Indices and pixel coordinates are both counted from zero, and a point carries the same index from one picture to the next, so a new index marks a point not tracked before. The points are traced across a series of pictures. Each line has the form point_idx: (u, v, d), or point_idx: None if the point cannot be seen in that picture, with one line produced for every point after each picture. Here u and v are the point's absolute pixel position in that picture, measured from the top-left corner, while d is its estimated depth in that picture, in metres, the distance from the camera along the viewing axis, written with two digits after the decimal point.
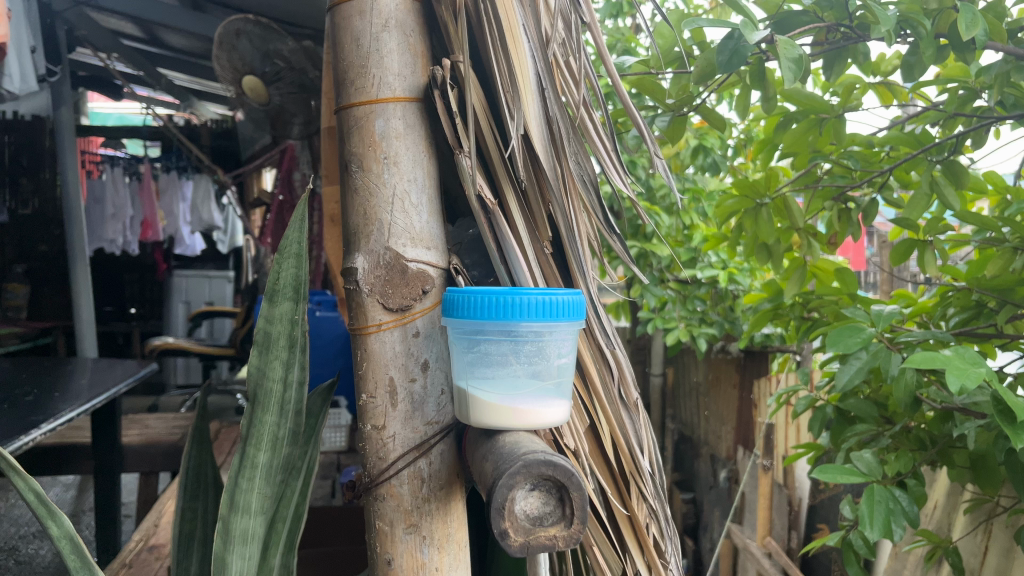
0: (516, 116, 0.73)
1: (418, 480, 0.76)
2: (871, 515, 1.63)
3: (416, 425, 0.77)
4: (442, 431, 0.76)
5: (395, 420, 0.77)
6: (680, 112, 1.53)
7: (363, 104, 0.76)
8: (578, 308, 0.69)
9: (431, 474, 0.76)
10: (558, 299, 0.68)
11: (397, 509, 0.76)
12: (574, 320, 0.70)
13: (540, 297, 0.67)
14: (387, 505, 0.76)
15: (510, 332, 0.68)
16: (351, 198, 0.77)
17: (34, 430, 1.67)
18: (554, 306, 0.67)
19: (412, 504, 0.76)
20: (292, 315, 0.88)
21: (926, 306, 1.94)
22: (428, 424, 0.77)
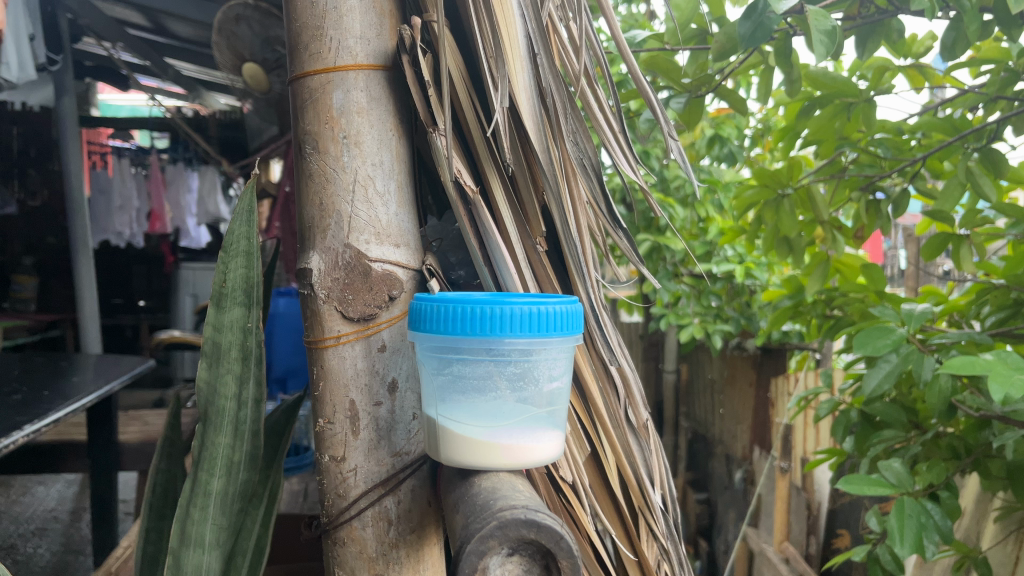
0: (500, 86, 0.60)
1: (385, 524, 0.64)
2: (901, 529, 1.48)
3: (382, 457, 0.64)
4: (414, 465, 0.64)
5: (359, 450, 0.64)
6: (697, 93, 1.40)
7: (319, 72, 0.64)
8: (575, 321, 0.57)
9: (402, 516, 0.64)
10: (549, 308, 0.55)
11: (362, 556, 0.64)
12: (570, 334, 0.58)
13: (527, 307, 0.54)
14: (352, 549, 0.64)
15: (491, 349, 0.55)
16: (305, 185, 0.65)
17: (18, 431, 1.52)
18: (545, 317, 0.55)
19: (379, 551, 0.64)
20: (244, 323, 0.75)
21: (958, 305, 1.78)
22: (398, 454, 0.65)
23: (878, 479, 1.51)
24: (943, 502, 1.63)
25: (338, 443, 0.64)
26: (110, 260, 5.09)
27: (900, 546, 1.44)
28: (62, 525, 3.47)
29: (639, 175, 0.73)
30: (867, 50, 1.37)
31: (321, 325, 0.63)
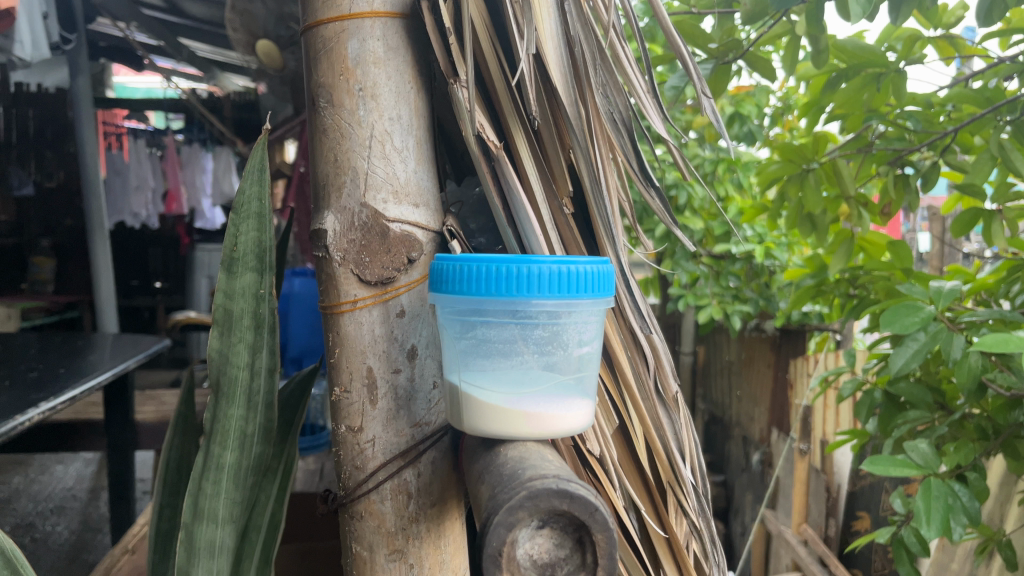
0: (526, 34, 0.56)
1: (406, 497, 0.61)
2: (927, 510, 1.44)
3: (401, 428, 0.62)
4: (435, 436, 0.61)
5: (377, 421, 0.61)
6: (725, 59, 1.37)
7: (332, 21, 0.60)
8: (607, 282, 0.54)
9: (422, 488, 0.61)
10: (578, 266, 0.52)
11: (380, 532, 0.61)
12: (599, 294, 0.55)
13: (556, 265, 0.51)
14: (370, 523, 0.61)
15: (515, 311, 0.52)
16: (319, 141, 0.62)
17: (32, 409, 1.51)
18: (573, 275, 0.51)
19: (399, 525, 0.61)
20: (256, 289, 0.72)
21: (987, 283, 1.71)
22: (418, 425, 0.62)
23: (904, 459, 1.47)
24: (971, 484, 1.59)
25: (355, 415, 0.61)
26: (125, 241, 5.08)
27: (926, 528, 1.40)
28: (80, 503, 3.48)
29: (669, 131, 0.70)
30: (901, 16, 1.32)
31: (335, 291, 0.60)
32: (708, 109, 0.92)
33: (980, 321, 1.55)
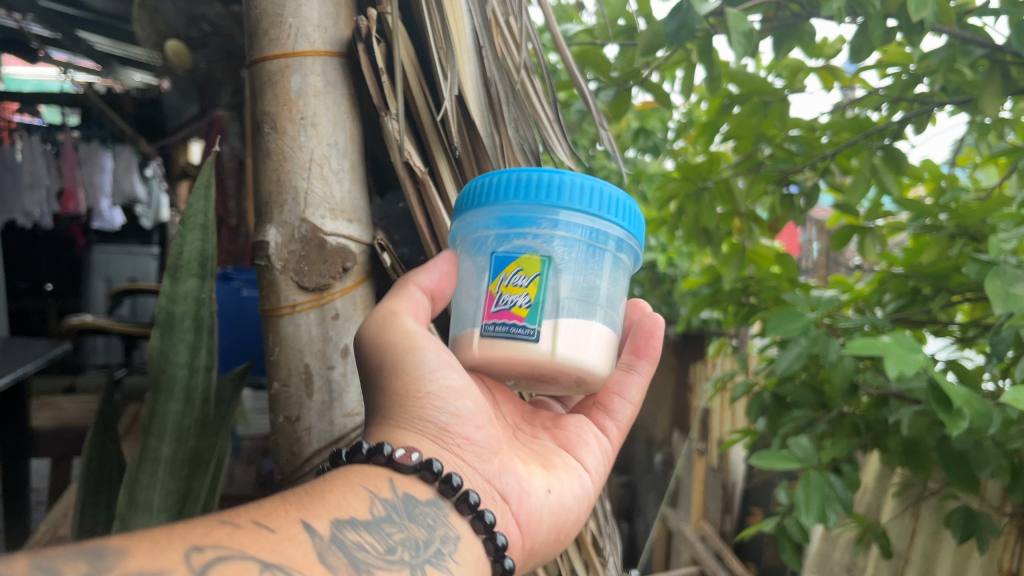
0: (449, 77, 0.75)
1: (575, 477, 0.88)
2: (807, 501, 1.57)
3: (580, 437, 0.95)
4: (645, 382, 1.02)
5: (580, 439, 0.94)
6: (625, 85, 1.51)
7: (277, 57, 0.74)
8: (505, 184, 0.77)
9: (530, 464, 0.84)
10: (562, 176, 0.77)
11: (546, 504, 0.81)
12: (497, 218, 0.79)
13: (490, 180, 0.78)
14: (570, 518, 0.85)
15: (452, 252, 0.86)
16: (263, 163, 0.75)
17: None
18: (557, 183, 0.77)
19: (552, 501, 0.82)
20: (198, 293, 0.82)
21: (862, 293, 1.85)
22: (604, 432, 0.98)
23: (787, 454, 1.60)
24: (845, 475, 1.74)
25: (540, 448, 0.90)
26: None
27: (806, 516, 1.54)
28: None
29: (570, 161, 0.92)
30: (782, 51, 1.47)
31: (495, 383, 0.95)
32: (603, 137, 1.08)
33: (853, 327, 1.71)
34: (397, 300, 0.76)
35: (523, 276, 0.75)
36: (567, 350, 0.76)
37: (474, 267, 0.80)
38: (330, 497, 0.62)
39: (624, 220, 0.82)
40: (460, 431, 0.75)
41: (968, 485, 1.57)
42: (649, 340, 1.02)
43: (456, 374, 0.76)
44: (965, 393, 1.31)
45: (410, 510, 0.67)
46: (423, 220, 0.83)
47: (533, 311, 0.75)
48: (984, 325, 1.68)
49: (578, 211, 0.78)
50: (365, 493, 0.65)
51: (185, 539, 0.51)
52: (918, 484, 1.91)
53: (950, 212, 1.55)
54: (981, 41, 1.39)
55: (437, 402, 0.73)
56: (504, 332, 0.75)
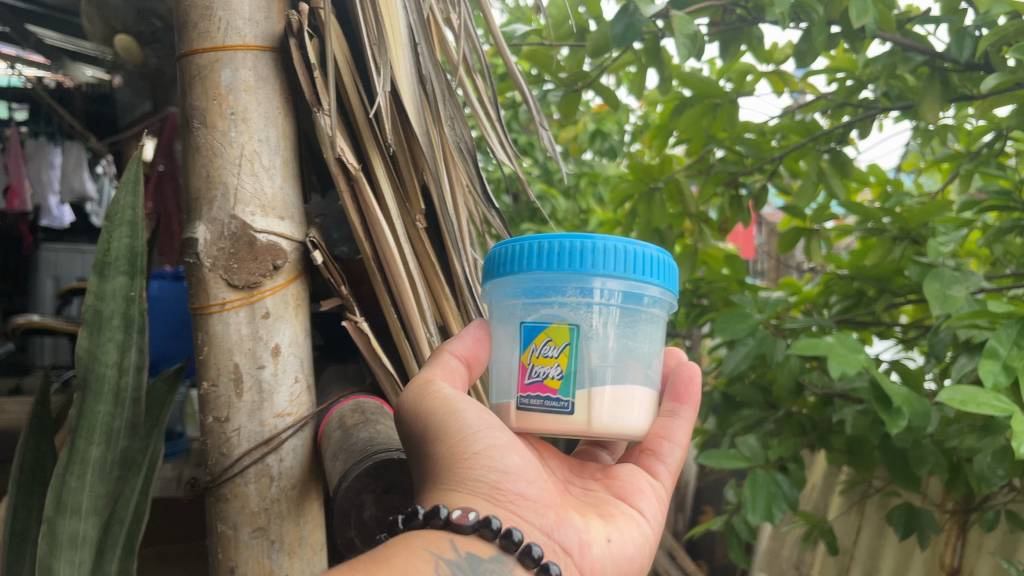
0: (382, 71, 0.76)
1: (633, 525, 0.78)
2: (753, 499, 1.59)
3: (634, 486, 0.85)
4: (689, 427, 0.91)
5: (634, 486, 0.85)
6: (574, 87, 1.53)
7: (207, 51, 0.74)
8: (530, 257, 0.77)
9: (588, 514, 0.75)
10: (596, 241, 0.76)
11: (610, 554, 0.73)
12: (526, 286, 0.79)
13: (520, 247, 0.78)
14: (634, 565, 0.76)
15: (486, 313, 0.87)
16: (192, 158, 0.75)
17: None
18: (592, 249, 0.76)
19: (614, 550, 0.73)
20: (127, 291, 0.80)
21: (809, 295, 1.87)
22: (656, 477, 0.88)
23: (735, 453, 1.61)
24: (792, 474, 1.77)
25: (595, 500, 0.81)
26: None
27: (752, 514, 1.55)
28: None
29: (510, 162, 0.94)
30: (728, 55, 1.49)
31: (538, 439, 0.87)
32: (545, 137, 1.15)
33: (800, 328, 1.74)
34: (432, 373, 0.74)
35: (552, 347, 0.75)
36: (601, 416, 0.76)
37: (504, 334, 0.81)
38: (396, 560, 0.59)
39: (660, 277, 0.81)
40: (514, 487, 0.69)
41: (910, 483, 1.60)
42: (689, 386, 0.92)
43: (502, 431, 0.71)
44: (904, 392, 1.33)
45: (475, 567, 0.61)
46: (358, 218, 0.83)
47: (565, 382, 0.74)
48: (926, 326, 1.72)
49: (611, 275, 0.77)
50: (429, 554, 0.60)
51: None
52: (863, 482, 1.94)
53: (893, 216, 1.58)
54: (922, 48, 1.42)
55: (484, 462, 0.68)
56: (539, 405, 0.75)
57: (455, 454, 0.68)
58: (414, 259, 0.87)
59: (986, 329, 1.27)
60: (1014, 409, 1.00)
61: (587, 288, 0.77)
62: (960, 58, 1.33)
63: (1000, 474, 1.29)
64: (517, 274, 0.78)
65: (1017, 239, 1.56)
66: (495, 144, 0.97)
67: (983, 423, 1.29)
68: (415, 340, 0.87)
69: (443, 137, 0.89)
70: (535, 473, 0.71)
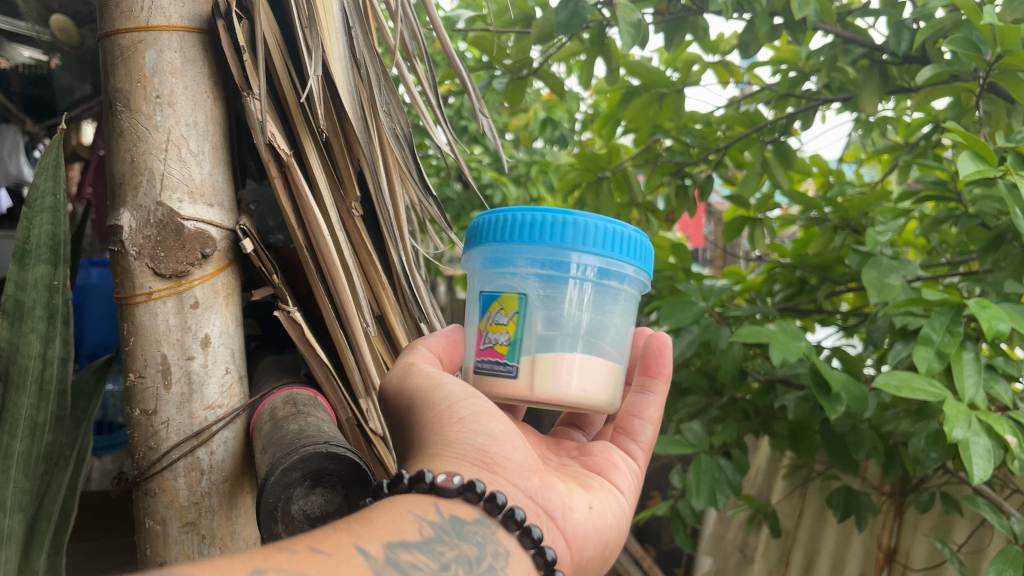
0: (313, 54, 0.74)
1: (611, 497, 0.79)
2: (697, 485, 1.60)
3: (609, 461, 0.85)
4: (661, 402, 0.92)
5: (609, 461, 0.85)
6: (519, 74, 1.52)
7: (130, 31, 0.72)
8: (496, 228, 0.78)
9: (570, 484, 0.76)
10: (573, 217, 0.76)
11: (591, 521, 0.73)
12: (492, 256, 0.80)
13: (492, 217, 0.79)
14: (613, 535, 0.76)
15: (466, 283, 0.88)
16: (116, 142, 0.72)
17: None
18: (568, 224, 0.76)
19: (596, 518, 0.74)
20: (49, 281, 0.77)
21: (753, 283, 1.89)
22: (631, 454, 0.89)
23: (680, 440, 1.62)
24: (735, 460, 1.79)
25: (573, 471, 0.82)
26: None
27: (696, 500, 1.57)
28: None
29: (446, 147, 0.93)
30: (673, 45, 1.50)
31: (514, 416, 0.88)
32: (486, 126, 1.14)
33: (744, 316, 1.76)
34: (412, 359, 0.78)
35: (502, 314, 0.76)
36: (556, 383, 0.76)
37: (472, 301, 0.83)
38: (379, 521, 0.55)
39: (635, 257, 0.80)
40: (501, 450, 0.68)
41: (848, 466, 1.63)
42: (660, 358, 0.92)
43: (487, 403, 0.72)
44: (843, 378, 1.36)
45: (458, 529, 0.58)
46: (291, 205, 0.81)
47: (513, 347, 0.76)
48: (865, 314, 1.75)
49: (586, 251, 0.77)
50: (412, 516, 0.57)
51: (243, 563, 0.45)
52: (805, 466, 1.98)
53: (835, 206, 1.60)
54: (862, 40, 1.44)
55: (470, 426, 0.69)
56: (489, 369, 0.76)
57: (441, 419, 0.69)
58: (349, 247, 0.86)
59: (921, 316, 1.30)
60: (946, 394, 1.03)
61: (561, 262, 0.77)
62: (898, 51, 1.36)
63: (933, 457, 1.33)
64: (483, 244, 0.80)
65: (952, 228, 1.60)
66: (434, 132, 0.96)
67: (918, 408, 1.32)
68: (351, 331, 0.86)
69: (380, 123, 0.88)
70: (520, 443, 0.72)
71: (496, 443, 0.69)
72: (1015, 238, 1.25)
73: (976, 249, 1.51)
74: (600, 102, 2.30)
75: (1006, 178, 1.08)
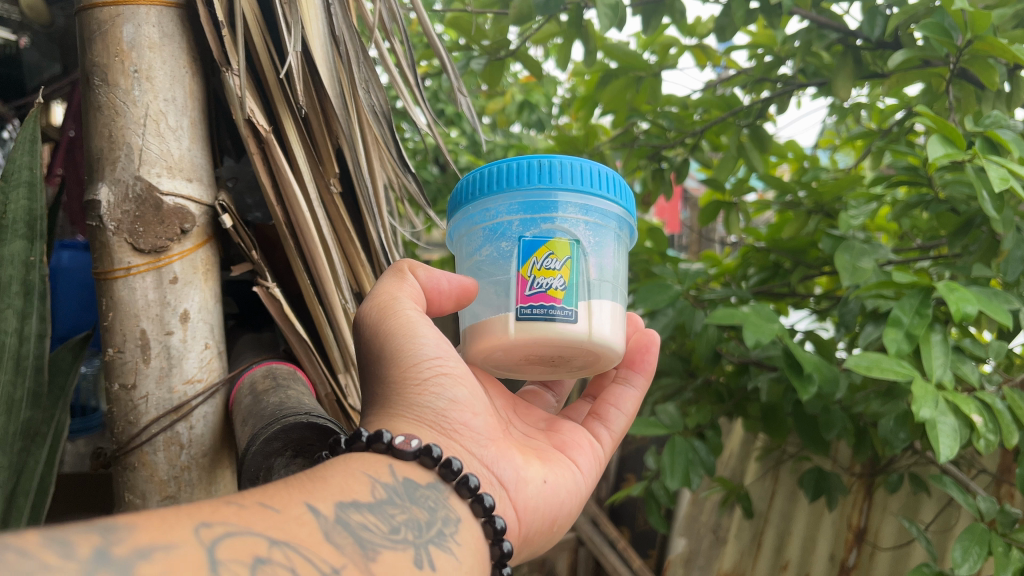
0: (291, 31, 0.74)
1: (568, 472, 0.80)
2: (672, 464, 1.62)
3: (575, 441, 0.87)
4: (638, 397, 0.96)
5: (575, 440, 0.87)
6: (497, 56, 1.52)
7: (107, 6, 0.71)
8: (516, 175, 0.79)
9: (528, 456, 0.77)
10: (553, 160, 0.80)
11: (543, 493, 0.74)
12: (518, 204, 0.80)
13: (510, 163, 0.80)
14: (564, 511, 0.77)
15: (470, 244, 0.85)
16: (93, 117, 0.72)
17: None
18: (551, 167, 0.80)
19: (549, 491, 0.75)
20: (26, 257, 0.77)
21: (729, 267, 1.90)
22: (599, 438, 0.90)
23: (655, 420, 1.63)
24: (709, 441, 1.80)
25: (535, 444, 0.83)
26: None
27: (671, 479, 1.59)
28: None
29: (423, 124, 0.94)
30: (650, 27, 1.50)
31: (487, 378, 0.89)
32: (464, 105, 1.15)
33: (718, 298, 1.77)
34: (395, 292, 0.76)
35: (554, 260, 0.76)
36: (613, 334, 0.80)
37: (501, 253, 0.80)
38: (333, 480, 0.55)
39: (621, 201, 0.85)
40: (459, 417, 0.70)
41: (819, 446, 1.66)
42: (645, 354, 0.96)
43: (453, 364, 0.72)
44: (814, 359, 1.38)
45: (411, 493, 0.59)
46: (271, 182, 0.82)
47: (569, 292, 0.75)
48: (837, 297, 1.78)
49: (572, 191, 0.80)
50: (365, 477, 0.57)
51: (193, 514, 0.44)
52: (778, 448, 2.00)
53: (810, 191, 1.62)
54: (836, 26, 1.46)
55: (434, 388, 0.69)
56: (542, 315, 0.75)
57: (407, 377, 0.69)
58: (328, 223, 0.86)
59: (891, 299, 1.32)
60: (914, 373, 1.05)
61: (569, 206, 0.80)
62: (871, 37, 1.38)
63: (902, 437, 1.35)
64: (502, 193, 0.80)
65: (924, 213, 1.62)
66: (412, 109, 0.96)
67: (887, 388, 1.35)
68: (330, 307, 0.87)
69: (359, 101, 0.88)
70: (481, 409, 0.73)
71: (453, 408, 0.69)
72: (983, 223, 1.28)
73: (946, 234, 1.54)
74: (578, 84, 2.30)
75: (974, 161, 1.11)
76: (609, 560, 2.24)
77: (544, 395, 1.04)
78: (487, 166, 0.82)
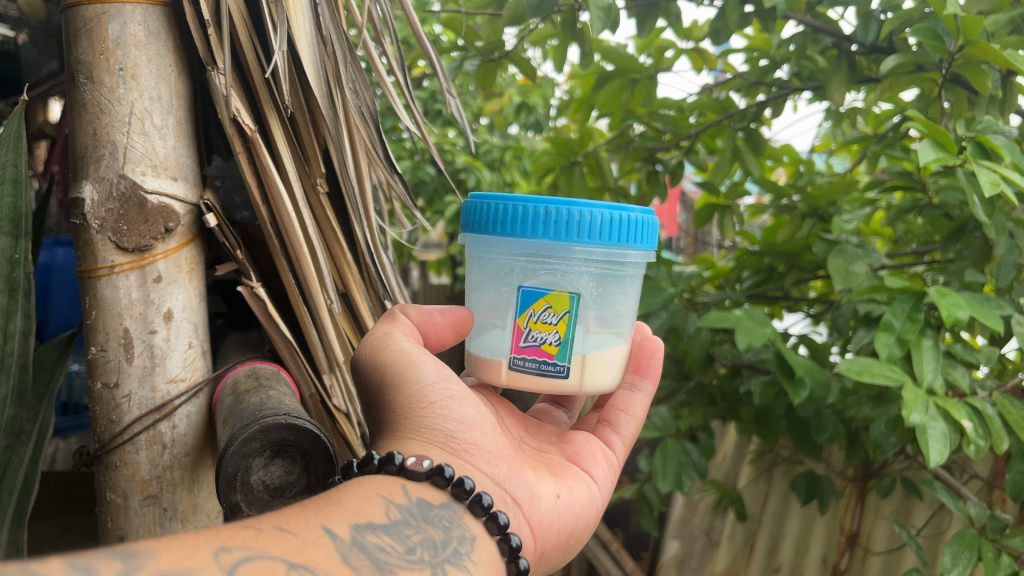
0: (277, 31, 0.74)
1: (582, 485, 0.80)
2: (664, 467, 1.62)
3: (588, 452, 0.87)
4: (646, 402, 0.95)
5: (587, 451, 0.87)
6: (491, 56, 1.51)
7: (93, 3, 0.71)
8: (522, 224, 0.77)
9: (539, 472, 0.77)
10: (571, 208, 0.76)
11: (557, 509, 0.74)
12: (521, 251, 0.79)
13: (518, 206, 0.77)
14: (579, 525, 0.77)
15: (479, 262, 0.86)
16: (78, 115, 0.72)
17: None
18: (567, 218, 0.76)
19: (563, 506, 0.75)
20: (10, 254, 0.77)
21: (723, 270, 1.90)
22: (611, 446, 0.90)
23: (648, 422, 1.63)
24: (701, 443, 1.80)
25: (547, 460, 0.83)
26: None
27: (662, 482, 1.58)
28: None
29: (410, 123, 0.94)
30: (645, 30, 1.50)
31: (497, 399, 0.89)
32: (452, 104, 1.15)
33: (712, 301, 1.77)
34: (390, 328, 0.78)
35: (551, 314, 0.78)
36: (608, 372, 0.84)
37: (501, 295, 0.82)
38: (347, 502, 0.55)
39: (638, 240, 0.81)
40: (469, 437, 0.69)
41: (811, 450, 1.66)
42: (650, 359, 0.96)
43: (458, 387, 0.73)
44: (806, 363, 1.38)
45: (425, 513, 0.59)
46: (256, 181, 0.82)
47: (562, 348, 0.79)
48: (831, 301, 1.77)
49: (587, 244, 0.77)
50: (380, 499, 0.57)
51: (212, 539, 0.45)
52: (771, 452, 2.00)
53: (804, 195, 1.62)
54: (831, 30, 1.45)
55: (442, 411, 0.69)
56: (534, 367, 0.79)
57: (413, 403, 0.69)
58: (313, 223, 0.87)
59: (884, 304, 1.32)
60: (905, 378, 1.05)
61: (576, 252, 0.78)
62: (865, 41, 1.37)
63: (893, 441, 1.35)
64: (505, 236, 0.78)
65: (918, 218, 1.61)
66: (399, 108, 0.96)
67: (879, 393, 1.34)
68: (315, 307, 0.87)
69: (346, 101, 0.88)
70: (490, 429, 0.73)
71: (464, 429, 0.70)
72: (976, 228, 1.27)
73: (939, 238, 1.53)
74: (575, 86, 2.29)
75: (965, 166, 1.11)
76: (602, 562, 2.24)
77: (554, 412, 1.03)
78: (492, 201, 0.79)
